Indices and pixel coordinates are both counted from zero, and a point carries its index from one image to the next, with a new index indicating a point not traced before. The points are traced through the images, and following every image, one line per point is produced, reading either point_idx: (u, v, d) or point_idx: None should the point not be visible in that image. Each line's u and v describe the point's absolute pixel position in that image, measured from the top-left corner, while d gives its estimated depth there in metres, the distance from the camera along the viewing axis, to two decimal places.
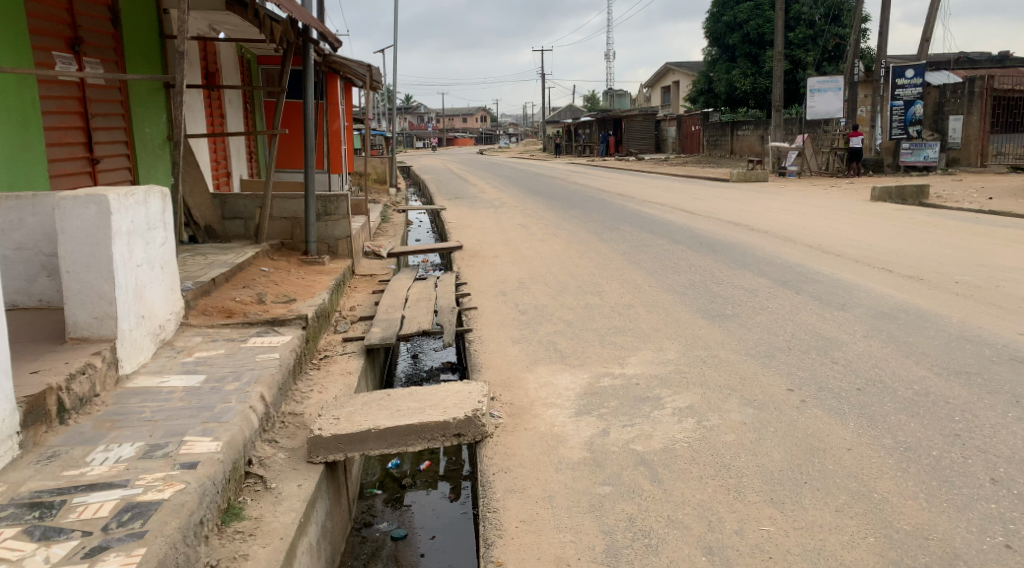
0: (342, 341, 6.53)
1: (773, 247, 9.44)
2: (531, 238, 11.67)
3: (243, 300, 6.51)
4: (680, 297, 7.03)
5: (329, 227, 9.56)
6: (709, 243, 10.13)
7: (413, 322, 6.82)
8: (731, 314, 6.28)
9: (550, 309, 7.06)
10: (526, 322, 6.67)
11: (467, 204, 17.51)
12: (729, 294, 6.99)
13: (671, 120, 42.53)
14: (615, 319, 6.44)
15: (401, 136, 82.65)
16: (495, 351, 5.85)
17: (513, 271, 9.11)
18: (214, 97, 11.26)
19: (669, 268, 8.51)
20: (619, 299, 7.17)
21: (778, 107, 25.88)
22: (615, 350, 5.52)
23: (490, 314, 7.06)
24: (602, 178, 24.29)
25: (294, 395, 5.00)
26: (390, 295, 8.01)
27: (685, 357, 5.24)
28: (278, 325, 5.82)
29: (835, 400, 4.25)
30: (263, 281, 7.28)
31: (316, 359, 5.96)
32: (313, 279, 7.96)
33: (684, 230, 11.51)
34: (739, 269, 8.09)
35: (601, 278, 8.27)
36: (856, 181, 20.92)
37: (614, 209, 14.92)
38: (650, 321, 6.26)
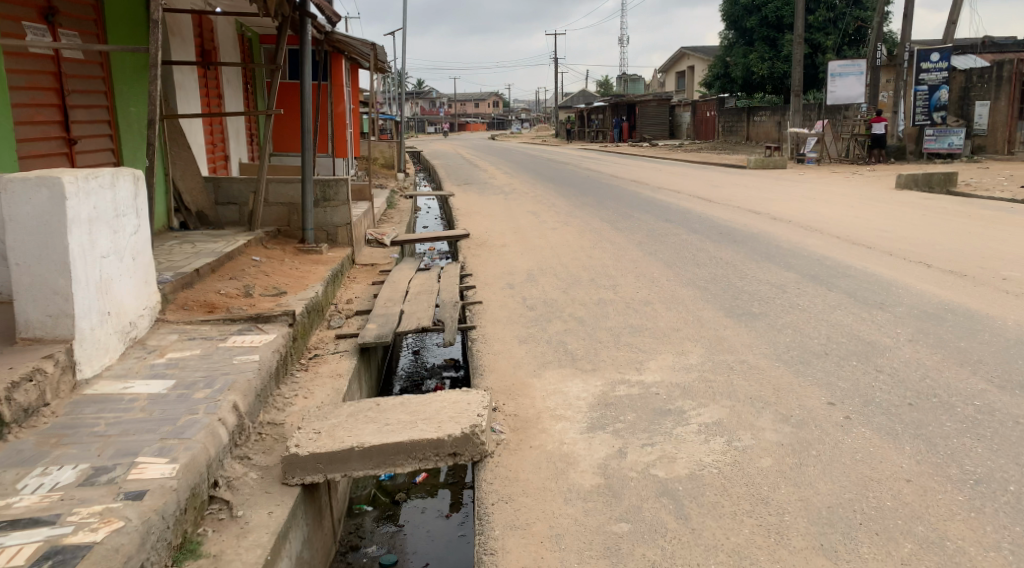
0: (335, 338, 6.04)
1: (799, 238, 8.87)
2: (542, 227, 11.13)
3: (229, 293, 6.04)
4: (701, 293, 6.50)
5: (328, 214, 9.08)
6: (729, 232, 9.58)
7: (412, 318, 6.32)
8: (759, 314, 5.75)
9: (560, 304, 6.54)
10: (534, 319, 6.16)
11: (476, 190, 16.99)
12: (755, 291, 6.45)
13: (686, 105, 41.76)
14: (632, 317, 5.92)
15: (412, 120, 82.06)
16: (499, 352, 5.35)
17: (521, 262, 8.59)
18: (210, 76, 10.75)
19: (687, 261, 7.97)
20: (635, 294, 6.64)
21: (797, 92, 25.16)
22: (631, 353, 5.00)
23: (495, 309, 6.55)
24: (615, 164, 23.68)
25: (274, 402, 4.51)
26: (390, 287, 7.51)
27: (710, 362, 4.72)
28: (263, 322, 5.34)
29: (885, 416, 3.73)
30: (253, 271, 6.80)
31: (304, 359, 5.48)
32: (308, 270, 7.48)
33: (702, 219, 10.96)
34: (763, 263, 7.55)
35: (615, 270, 7.76)
36: (878, 169, 20.23)
37: (628, 195, 14.38)
38: (670, 320, 5.74)
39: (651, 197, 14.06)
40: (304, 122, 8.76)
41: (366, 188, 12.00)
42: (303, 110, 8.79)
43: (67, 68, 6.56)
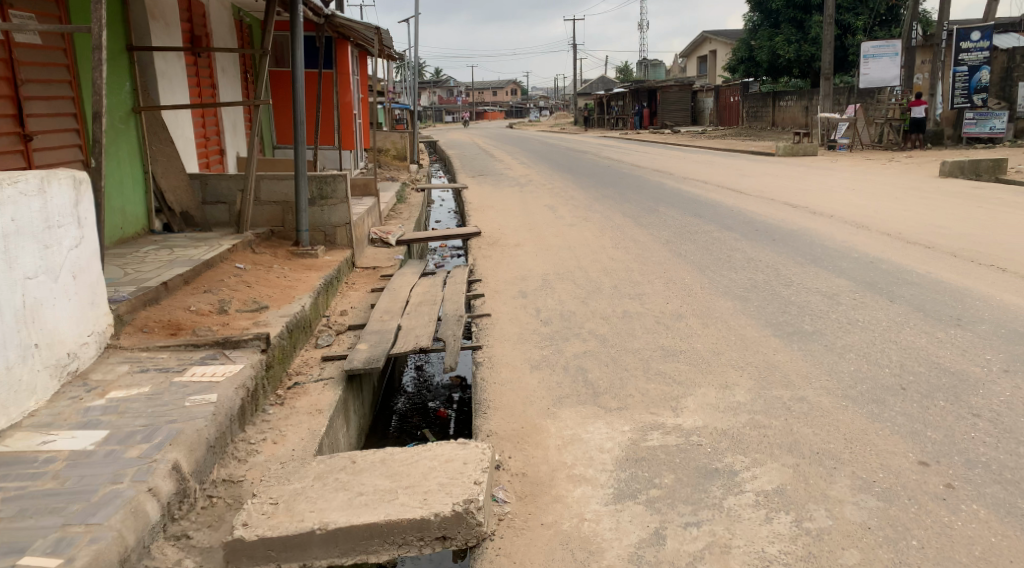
0: (321, 361, 5.27)
1: (846, 236, 8.00)
2: (559, 223, 10.30)
3: (200, 310, 5.28)
4: (743, 306, 5.67)
5: (325, 213, 8.30)
6: (766, 229, 8.73)
7: (410, 336, 5.53)
8: (812, 333, 4.91)
9: (580, 319, 5.74)
10: (549, 337, 5.36)
11: (491, 182, 16.20)
12: (805, 303, 5.61)
13: (709, 91, 40.62)
14: (663, 336, 5.11)
15: (430, 110, 81.33)
16: (508, 382, 4.55)
17: (537, 265, 7.78)
18: (202, 64, 9.97)
19: (722, 263, 7.13)
20: (665, 306, 5.83)
21: (827, 76, 24.07)
22: (665, 387, 4.20)
23: (506, 324, 5.76)
24: (636, 153, 22.74)
25: (235, 452, 3.75)
26: (389, 297, 6.74)
27: (761, 402, 3.90)
28: (231, 348, 4.57)
29: (1001, 486, 2.91)
30: (233, 282, 6.04)
31: (281, 389, 4.71)
32: (299, 278, 6.71)
33: (734, 213, 10.10)
34: (809, 266, 6.71)
35: (641, 275, 6.94)
36: (915, 156, 19.18)
37: (652, 187, 13.52)
38: (708, 342, 4.92)
39: (676, 188, 13.18)
40: (297, 112, 7.95)
41: (372, 182, 11.20)
42: (296, 99, 7.99)
43: (21, 55, 5.82)
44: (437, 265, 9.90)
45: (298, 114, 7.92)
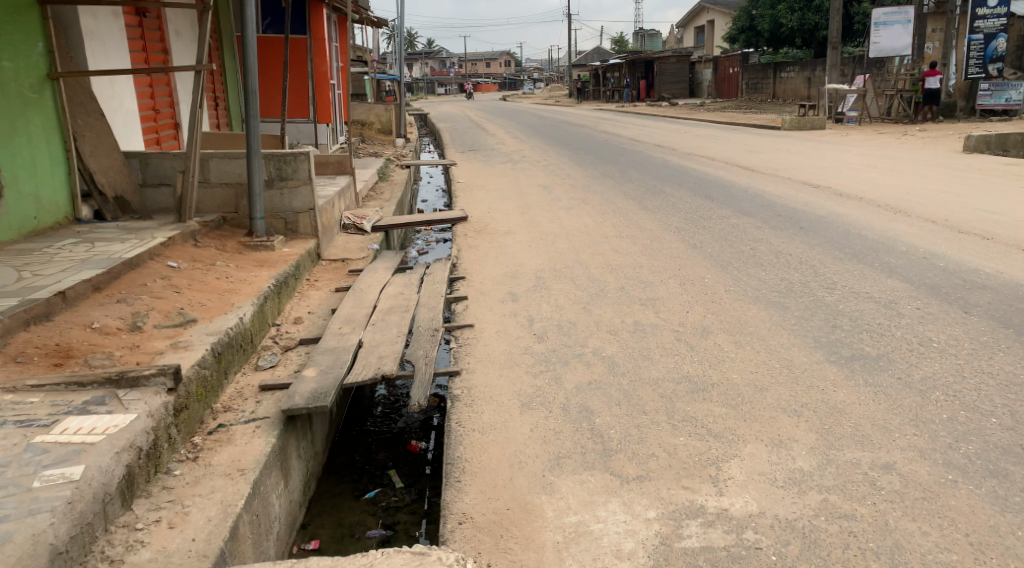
0: (257, 393, 4.21)
1: (884, 224, 6.97)
2: (554, 206, 9.22)
3: (105, 327, 4.19)
4: (782, 318, 4.63)
5: (286, 198, 7.22)
6: (790, 214, 7.67)
7: (372, 357, 4.45)
8: (878, 356, 3.88)
9: (582, 333, 4.69)
10: (545, 360, 4.32)
11: (481, 158, 15.10)
12: (859, 313, 4.57)
13: (707, 61, 39.33)
14: (687, 361, 4.08)
15: (421, 81, 79.72)
16: (491, 428, 3.50)
17: (530, 258, 6.71)
18: (149, 24, 8.75)
19: (746, 258, 6.09)
20: (685, 316, 4.79)
21: (835, 44, 22.81)
22: (700, 442, 3.17)
23: (492, 340, 4.71)
24: (634, 127, 21.53)
25: (108, 549, 2.71)
26: (353, 302, 5.66)
27: (835, 470, 2.87)
28: (126, 388, 3.43)
29: None
30: (158, 287, 4.95)
31: (199, 437, 3.66)
32: (244, 279, 5.63)
33: (750, 194, 9.03)
34: (851, 264, 5.66)
35: (652, 273, 5.89)
36: (929, 129, 18.08)
37: (654, 164, 12.42)
38: (747, 370, 3.89)
39: (681, 166, 12.09)
40: (249, 81, 6.77)
41: (346, 160, 10.06)
42: (247, 65, 6.81)
43: None
44: (417, 259, 8.82)
45: (251, 84, 6.76)
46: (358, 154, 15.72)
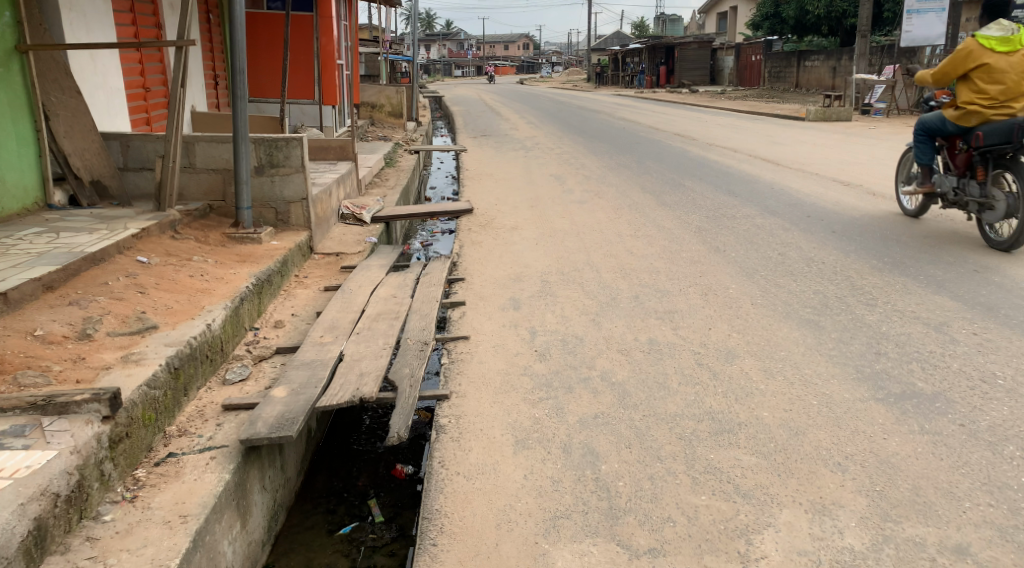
0: (218, 414, 3.72)
1: (925, 229, 6.40)
2: (566, 199, 8.67)
3: (49, 335, 3.70)
4: (817, 340, 4.10)
5: (277, 186, 6.71)
6: (821, 215, 7.10)
7: (352, 374, 3.95)
8: (934, 395, 3.33)
9: (591, 351, 4.18)
10: (547, 384, 3.80)
11: (493, 144, 14.55)
12: (906, 337, 4.02)
13: (730, 48, 38.43)
14: (708, 392, 3.55)
15: (438, 63, 78.93)
16: (481, 470, 3.01)
17: (538, 258, 6.18)
18: None
19: (773, 266, 5.54)
20: (705, 334, 4.27)
21: (865, 33, 22.01)
22: (727, 504, 2.66)
23: (489, 357, 4.20)
24: (654, 114, 20.87)
25: None
26: (340, 304, 5.16)
27: (894, 554, 2.38)
28: (54, 416, 2.94)
29: None
30: (120, 286, 4.46)
31: (143, 469, 3.17)
32: (221, 276, 5.14)
33: (776, 191, 8.45)
34: (891, 275, 5.11)
35: (670, 280, 5.35)
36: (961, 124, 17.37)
37: (674, 154, 11.84)
38: (778, 406, 3.37)
39: (702, 157, 11.50)
40: (238, 60, 6.24)
41: (348, 144, 9.54)
42: (236, 42, 6.26)
43: None
44: (428, 258, 8.25)
45: (239, 62, 6.22)
46: (366, 137, 15.20)
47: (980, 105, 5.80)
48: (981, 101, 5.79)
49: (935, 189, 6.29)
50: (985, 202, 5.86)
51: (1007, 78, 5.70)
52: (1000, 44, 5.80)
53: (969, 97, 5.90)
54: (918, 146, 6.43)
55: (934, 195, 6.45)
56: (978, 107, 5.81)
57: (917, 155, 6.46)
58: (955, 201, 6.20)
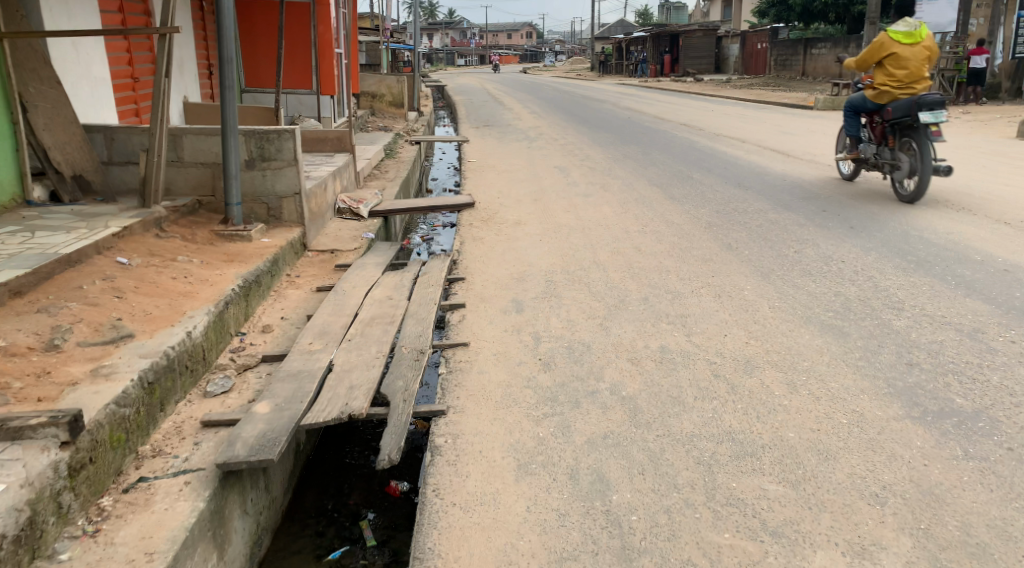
0: (196, 432, 3.44)
1: (948, 224, 6.09)
2: (571, 192, 8.37)
3: (13, 347, 3.43)
4: (843, 348, 3.80)
5: (269, 180, 6.42)
6: (838, 210, 6.80)
7: (342, 387, 3.67)
8: (976, 413, 3.05)
9: (598, 360, 3.89)
10: (551, 397, 3.52)
11: (496, 135, 14.23)
12: (940, 346, 3.73)
13: (735, 36, 37.96)
14: (727, 408, 3.27)
15: (440, 52, 78.36)
16: (481, 500, 2.74)
17: (541, 256, 5.89)
18: None
19: (790, 264, 5.25)
20: (721, 341, 3.97)
21: (874, 20, 21.61)
22: (753, 546, 2.39)
23: (490, 367, 3.91)
24: (658, 103, 20.52)
25: None
26: (332, 307, 4.87)
27: None
28: (7, 442, 2.67)
29: None
30: (96, 290, 4.18)
31: (109, 497, 2.90)
32: (206, 277, 4.86)
33: (788, 184, 8.14)
34: (916, 275, 4.82)
35: (681, 280, 5.06)
36: (973, 112, 16.99)
37: (681, 145, 11.51)
38: (804, 425, 3.08)
39: (709, 148, 11.20)
40: (225, 47, 5.92)
41: (345, 136, 9.23)
42: (223, 28, 5.94)
43: None
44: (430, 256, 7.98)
45: (227, 50, 5.91)
46: (366, 127, 14.90)
47: (890, 86, 7.03)
48: (891, 83, 7.02)
49: (859, 156, 7.50)
50: (896, 164, 7.08)
51: (911, 65, 6.95)
52: (906, 37, 7.05)
53: (882, 79, 7.11)
54: (846, 121, 7.67)
55: (860, 160, 7.70)
56: (888, 87, 7.02)
57: (845, 127, 7.69)
58: (875, 165, 7.44)
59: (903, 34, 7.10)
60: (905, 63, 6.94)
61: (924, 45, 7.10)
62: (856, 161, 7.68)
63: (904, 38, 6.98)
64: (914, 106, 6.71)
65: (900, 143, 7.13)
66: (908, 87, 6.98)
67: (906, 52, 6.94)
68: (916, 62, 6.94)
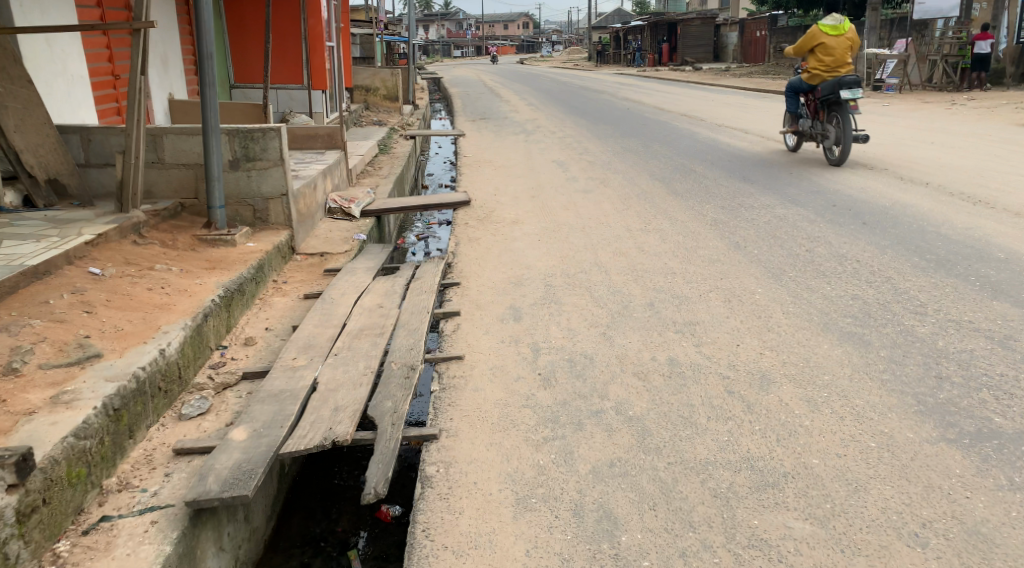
0: (167, 461, 3.17)
1: (965, 218, 5.81)
2: (570, 188, 8.09)
3: None
4: (865, 358, 3.54)
5: (254, 181, 6.14)
6: (849, 204, 6.52)
7: (326, 409, 3.41)
8: (1018, 435, 2.79)
9: (602, 374, 3.63)
10: (553, 418, 3.25)
11: (492, 128, 13.93)
12: (970, 355, 3.46)
13: (733, 24, 37.57)
14: (744, 430, 3.00)
15: (436, 44, 77.84)
16: (477, 543, 2.49)
17: (540, 258, 5.62)
18: None
19: (803, 265, 4.97)
20: (734, 352, 3.71)
21: (875, 6, 21.27)
22: None
23: (486, 382, 3.65)
24: (658, 93, 20.18)
25: None
26: (318, 317, 4.60)
27: None
28: None
29: None
30: (63, 305, 3.91)
31: (65, 543, 2.64)
32: (185, 287, 4.58)
33: (795, 177, 7.85)
34: (938, 276, 4.54)
35: (687, 283, 4.78)
36: (978, 98, 16.65)
37: (683, 137, 11.21)
38: (831, 449, 2.81)
39: (711, 139, 10.90)
40: (205, 42, 5.61)
41: (336, 132, 8.94)
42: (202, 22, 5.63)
43: None
44: (426, 257, 7.70)
45: (206, 45, 5.60)
46: (360, 122, 14.61)
47: (820, 70, 8.47)
48: (821, 68, 8.44)
49: (797, 130, 8.89)
50: (825, 134, 8.48)
51: (836, 52, 8.41)
52: (832, 29, 8.49)
53: (814, 65, 8.57)
54: (787, 100, 8.99)
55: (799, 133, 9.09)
56: (818, 71, 8.46)
57: (786, 106, 9.06)
58: (811, 137, 8.82)
59: (830, 27, 8.57)
60: (832, 51, 8.40)
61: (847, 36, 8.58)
62: (796, 134, 9.05)
63: (831, 30, 8.40)
64: (838, 85, 8.13)
65: (829, 117, 8.52)
66: (835, 71, 8.42)
67: (832, 41, 8.39)
68: (841, 50, 8.40)
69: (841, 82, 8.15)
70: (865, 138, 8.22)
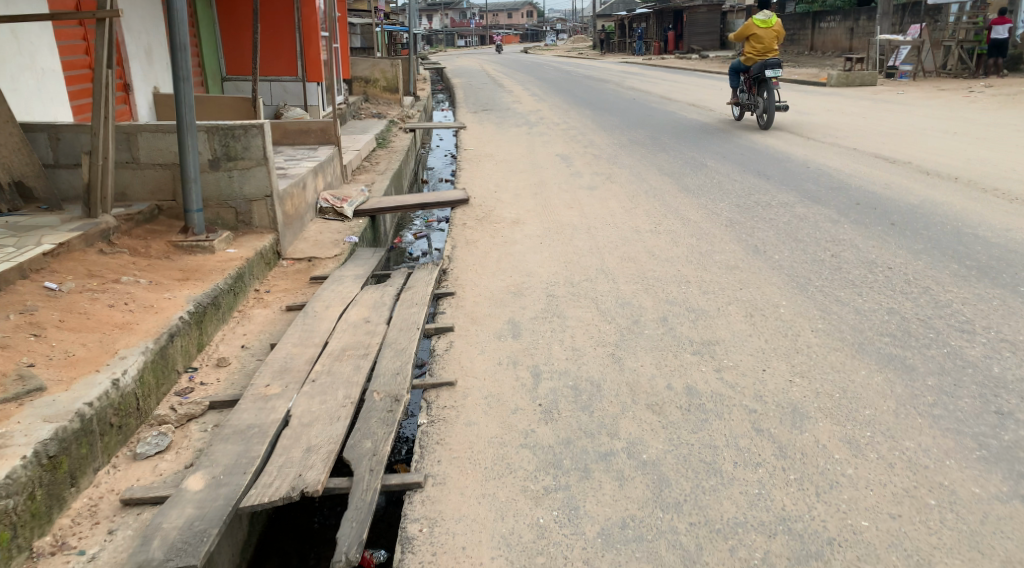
0: (112, 514, 2.78)
1: (1002, 218, 5.37)
2: (575, 184, 7.66)
3: None
4: (911, 388, 3.11)
5: (236, 182, 5.72)
6: (874, 202, 6.07)
7: (298, 449, 3.00)
8: None
9: (610, 405, 3.21)
10: (556, 462, 2.84)
11: (495, 120, 13.47)
12: None
13: (740, 11, 36.93)
14: (779, 482, 2.58)
15: (439, 34, 77.16)
16: None
17: (542, 263, 5.20)
18: None
19: (831, 273, 4.53)
20: (760, 379, 3.28)
21: None
22: None
23: (481, 415, 3.23)
24: (666, 82, 19.68)
25: None
26: (298, 334, 4.18)
27: None
28: None
29: None
30: (9, 329, 3.51)
31: None
32: (152, 302, 4.17)
33: (813, 172, 7.40)
34: (982, 287, 4.10)
35: (703, 294, 4.35)
36: (995, 86, 16.11)
37: (693, 128, 10.75)
38: (883, 510, 2.40)
39: (721, 130, 10.44)
40: (179, 32, 5.17)
41: (330, 127, 8.54)
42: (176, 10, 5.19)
43: None
44: (423, 258, 7.29)
45: (179, 35, 5.17)
46: (358, 115, 14.16)
47: (752, 55, 10.23)
48: (753, 54, 10.21)
49: (738, 102, 10.68)
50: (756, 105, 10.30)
51: (765, 40, 10.15)
52: (763, 22, 10.24)
53: (748, 50, 10.33)
54: (730, 79, 10.75)
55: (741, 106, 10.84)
56: (750, 55, 10.26)
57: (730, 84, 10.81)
58: (749, 109, 10.59)
59: (762, 20, 10.30)
60: (762, 39, 10.11)
61: (775, 26, 10.33)
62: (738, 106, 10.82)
63: (760, 23, 10.13)
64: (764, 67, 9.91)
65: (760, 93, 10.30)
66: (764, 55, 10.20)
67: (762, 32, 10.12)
68: (769, 38, 10.12)
69: (766, 64, 9.97)
70: (786, 108, 10.11)
